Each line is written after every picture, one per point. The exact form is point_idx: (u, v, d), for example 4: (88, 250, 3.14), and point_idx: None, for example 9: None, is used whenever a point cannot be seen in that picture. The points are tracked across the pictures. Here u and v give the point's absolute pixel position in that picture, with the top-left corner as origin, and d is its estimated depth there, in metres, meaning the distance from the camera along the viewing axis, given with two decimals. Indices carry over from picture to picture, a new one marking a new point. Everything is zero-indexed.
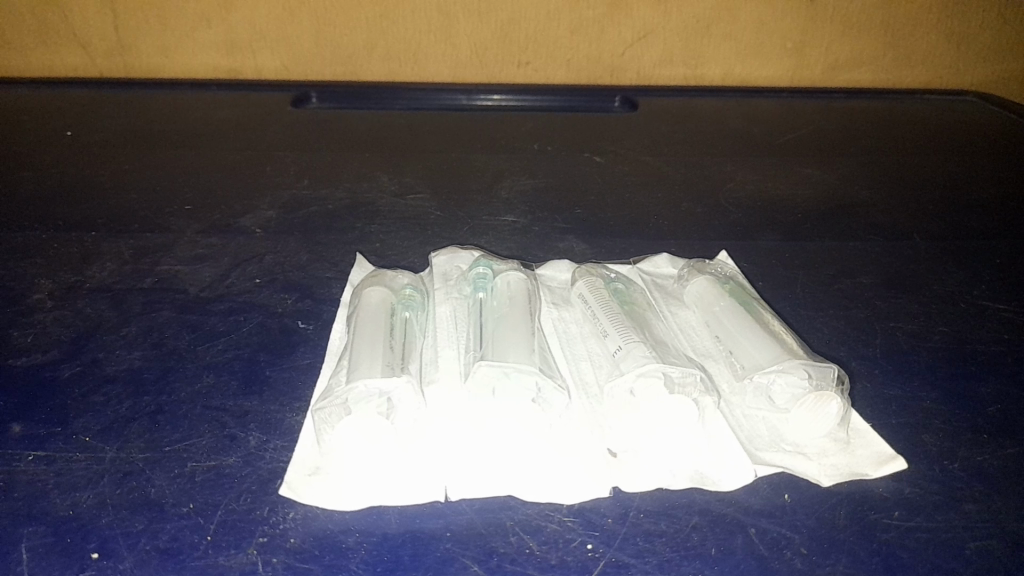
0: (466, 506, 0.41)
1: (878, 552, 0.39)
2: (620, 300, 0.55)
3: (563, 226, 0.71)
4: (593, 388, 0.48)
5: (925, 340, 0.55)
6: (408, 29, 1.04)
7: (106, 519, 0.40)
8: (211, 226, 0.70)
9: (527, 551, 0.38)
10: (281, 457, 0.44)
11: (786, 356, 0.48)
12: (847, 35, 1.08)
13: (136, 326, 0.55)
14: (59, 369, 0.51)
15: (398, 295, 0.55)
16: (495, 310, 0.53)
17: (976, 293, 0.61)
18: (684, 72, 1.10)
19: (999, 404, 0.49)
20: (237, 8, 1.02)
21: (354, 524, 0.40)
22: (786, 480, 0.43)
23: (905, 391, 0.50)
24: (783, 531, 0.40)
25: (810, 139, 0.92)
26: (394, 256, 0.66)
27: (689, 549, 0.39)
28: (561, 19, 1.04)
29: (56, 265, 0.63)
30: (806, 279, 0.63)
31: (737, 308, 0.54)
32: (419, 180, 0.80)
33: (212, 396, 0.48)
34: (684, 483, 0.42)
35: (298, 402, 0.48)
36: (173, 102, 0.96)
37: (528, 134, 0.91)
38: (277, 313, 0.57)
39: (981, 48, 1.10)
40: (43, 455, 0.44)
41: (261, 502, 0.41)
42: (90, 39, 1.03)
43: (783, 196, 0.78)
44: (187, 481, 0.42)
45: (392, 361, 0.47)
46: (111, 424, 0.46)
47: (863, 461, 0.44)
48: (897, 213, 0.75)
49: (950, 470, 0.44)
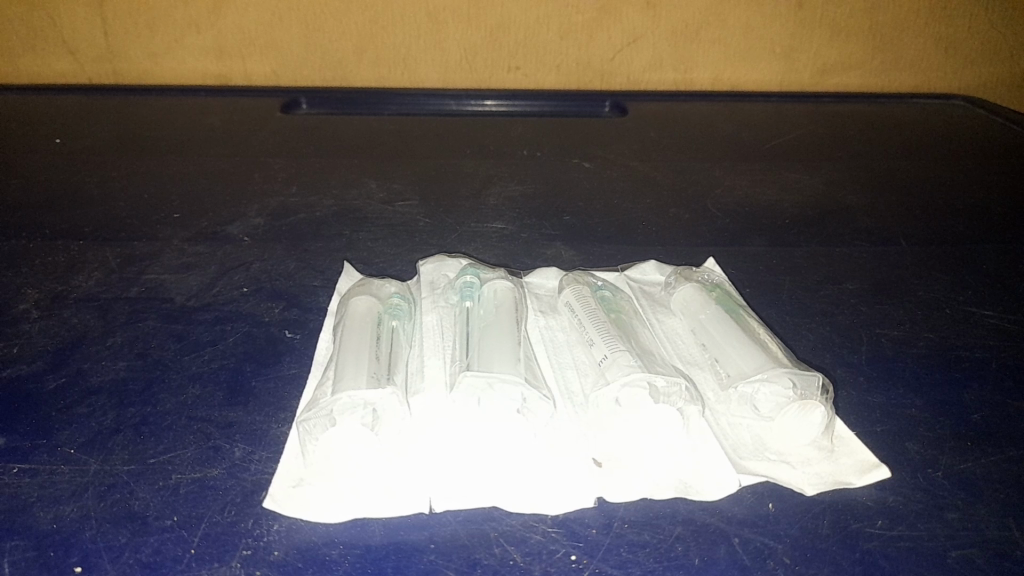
0: (450, 517, 0.41)
1: (861, 561, 0.39)
2: (607, 307, 0.56)
3: (551, 233, 0.72)
4: (579, 396, 0.48)
5: (910, 346, 0.56)
6: (398, 34, 1.04)
7: (89, 532, 0.40)
8: (199, 234, 0.69)
9: (511, 562, 0.39)
10: (266, 468, 0.44)
11: (771, 364, 0.48)
12: (835, 40, 1.08)
13: (122, 336, 0.55)
14: (44, 380, 0.51)
15: (385, 304, 0.55)
16: (482, 318, 0.53)
17: (962, 299, 0.62)
18: (673, 76, 1.10)
19: (983, 411, 0.50)
20: (226, 13, 1.02)
21: (338, 536, 0.40)
22: (771, 489, 0.43)
23: (890, 398, 0.50)
24: (766, 541, 0.40)
25: (798, 144, 0.92)
26: (381, 264, 0.66)
27: (672, 560, 0.39)
28: (551, 23, 1.04)
29: (43, 274, 0.62)
30: (793, 285, 0.63)
31: (722, 316, 0.54)
32: (408, 186, 0.80)
33: (198, 407, 0.48)
34: (668, 493, 0.42)
35: (284, 412, 0.48)
36: (162, 109, 0.96)
37: (517, 140, 0.91)
38: (264, 322, 0.57)
39: (969, 51, 1.11)
40: (27, 467, 0.44)
41: (245, 514, 0.41)
42: (78, 45, 1.03)
43: (771, 201, 0.78)
44: (171, 493, 0.42)
45: (378, 371, 0.47)
46: (95, 435, 0.46)
47: (847, 469, 0.44)
48: (884, 218, 0.75)
49: (934, 478, 0.44)
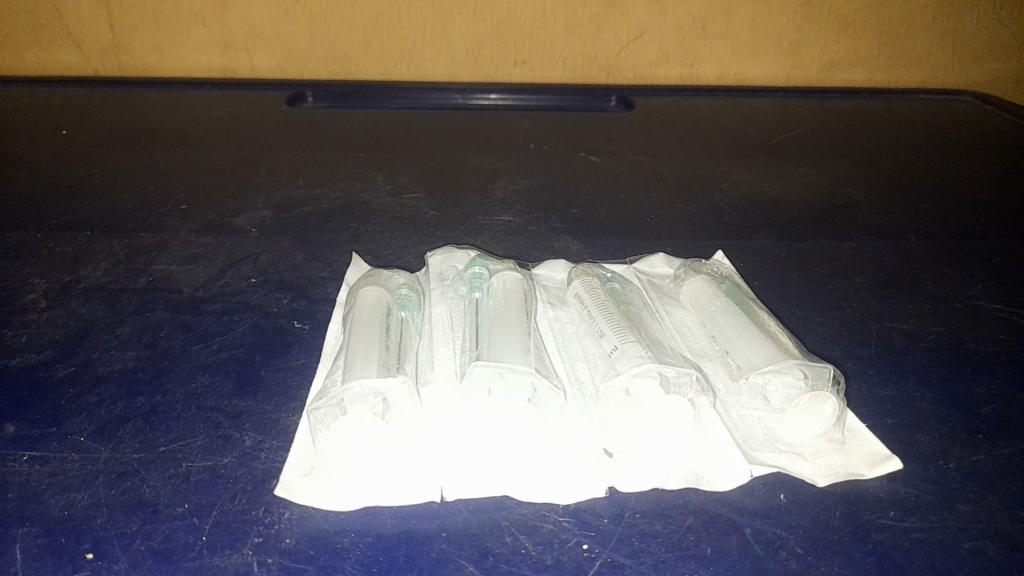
0: (461, 506, 0.41)
1: (873, 552, 0.39)
2: (615, 299, 0.56)
3: (558, 227, 0.71)
4: (589, 387, 0.48)
5: (919, 340, 0.56)
6: (404, 28, 1.04)
7: (100, 520, 0.40)
8: (206, 225, 0.69)
9: (522, 551, 0.38)
10: (276, 457, 0.44)
11: (781, 356, 0.48)
12: (842, 36, 1.08)
13: (130, 326, 0.55)
14: (52, 370, 0.51)
15: (394, 295, 0.55)
16: (491, 309, 0.53)
17: (971, 293, 0.61)
18: (679, 72, 1.10)
19: (993, 404, 0.49)
20: (232, 7, 1.01)
21: (349, 525, 0.40)
22: (782, 480, 0.43)
23: (900, 391, 0.50)
24: (778, 531, 0.40)
25: (805, 139, 0.92)
26: (389, 256, 0.66)
27: (684, 550, 0.39)
28: (557, 18, 1.04)
29: (50, 264, 0.62)
30: (801, 279, 0.63)
31: (732, 309, 0.54)
32: (414, 179, 0.80)
33: (207, 396, 0.48)
34: (679, 483, 0.42)
35: (293, 402, 0.48)
36: (167, 102, 0.96)
37: (523, 134, 0.91)
38: (272, 313, 0.57)
39: (976, 48, 1.11)
40: (36, 455, 0.44)
41: (256, 502, 0.41)
42: (84, 38, 1.02)
43: (778, 196, 0.78)
44: (181, 481, 0.42)
45: (388, 360, 0.47)
46: (104, 424, 0.46)
47: (858, 461, 0.44)
48: (891, 213, 0.75)
49: (945, 470, 0.44)
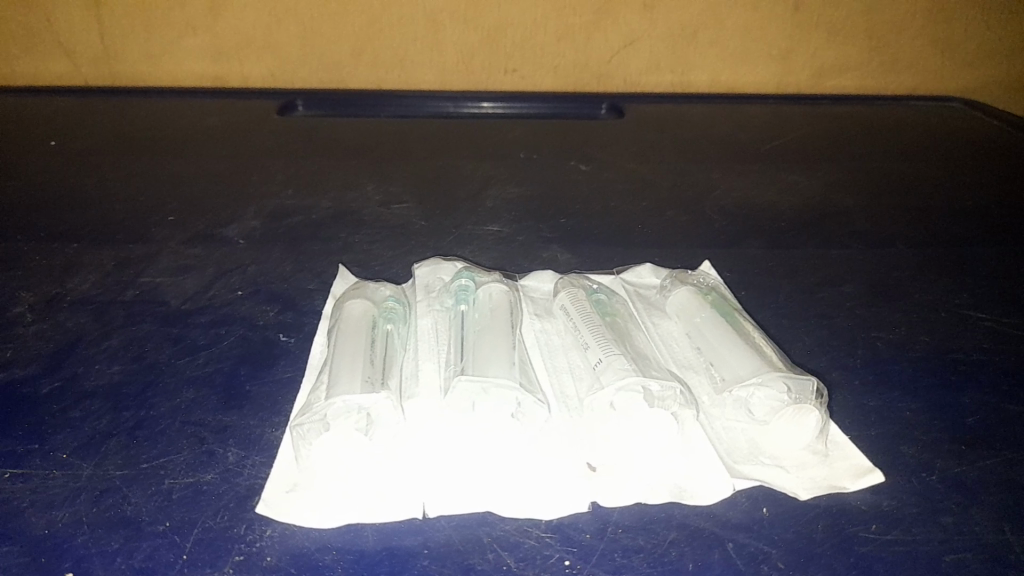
0: (444, 522, 0.41)
1: (855, 566, 0.39)
2: (601, 311, 0.56)
3: (547, 236, 0.72)
4: (573, 401, 0.48)
5: (906, 349, 0.56)
6: (395, 36, 1.04)
7: (82, 537, 0.40)
8: (195, 237, 0.69)
9: (504, 567, 0.38)
10: (260, 473, 0.44)
11: (766, 368, 0.48)
12: (833, 42, 1.08)
13: (117, 339, 0.55)
14: (38, 385, 0.51)
15: (380, 307, 0.55)
16: (477, 322, 0.53)
17: (958, 301, 0.62)
18: (670, 78, 1.10)
19: (978, 414, 0.49)
20: (223, 15, 1.01)
21: (332, 541, 0.40)
22: (765, 493, 0.43)
23: (885, 401, 0.50)
24: (760, 545, 0.40)
25: (794, 146, 0.92)
26: (377, 266, 0.66)
27: (666, 564, 0.39)
28: (548, 25, 1.04)
29: (38, 277, 0.62)
30: (789, 288, 0.63)
31: (718, 319, 0.54)
32: (404, 188, 0.80)
33: (192, 411, 0.48)
34: (662, 497, 0.42)
35: (277, 417, 0.48)
36: (159, 111, 0.96)
37: (515, 142, 0.91)
38: (259, 326, 0.57)
39: (966, 53, 1.11)
40: (20, 472, 0.44)
41: (239, 519, 0.41)
42: (75, 48, 1.03)
43: (767, 203, 0.78)
44: (164, 498, 0.42)
45: (372, 375, 0.47)
46: (89, 440, 0.46)
47: (841, 473, 0.44)
48: (880, 221, 0.75)
49: (929, 482, 0.44)
